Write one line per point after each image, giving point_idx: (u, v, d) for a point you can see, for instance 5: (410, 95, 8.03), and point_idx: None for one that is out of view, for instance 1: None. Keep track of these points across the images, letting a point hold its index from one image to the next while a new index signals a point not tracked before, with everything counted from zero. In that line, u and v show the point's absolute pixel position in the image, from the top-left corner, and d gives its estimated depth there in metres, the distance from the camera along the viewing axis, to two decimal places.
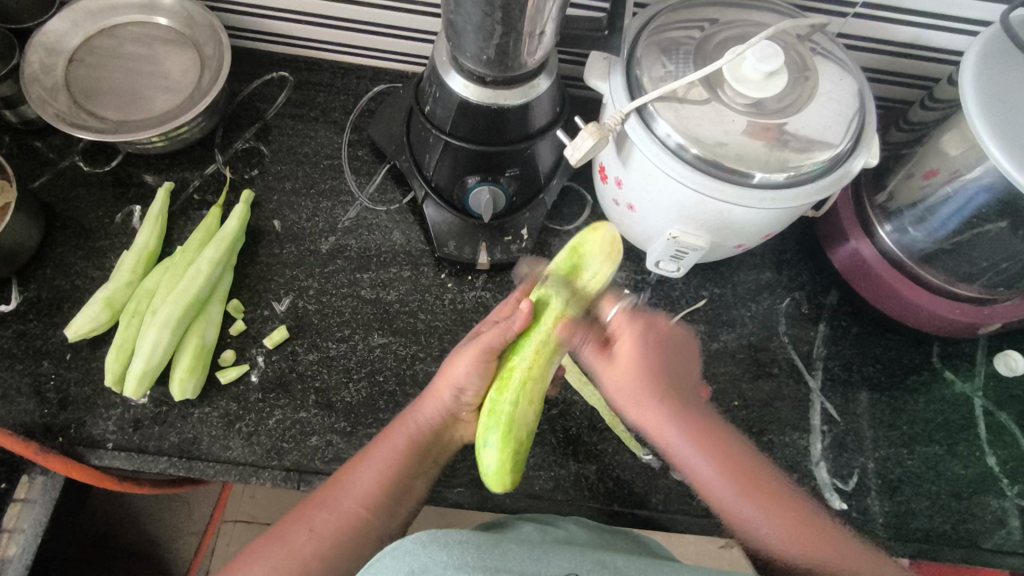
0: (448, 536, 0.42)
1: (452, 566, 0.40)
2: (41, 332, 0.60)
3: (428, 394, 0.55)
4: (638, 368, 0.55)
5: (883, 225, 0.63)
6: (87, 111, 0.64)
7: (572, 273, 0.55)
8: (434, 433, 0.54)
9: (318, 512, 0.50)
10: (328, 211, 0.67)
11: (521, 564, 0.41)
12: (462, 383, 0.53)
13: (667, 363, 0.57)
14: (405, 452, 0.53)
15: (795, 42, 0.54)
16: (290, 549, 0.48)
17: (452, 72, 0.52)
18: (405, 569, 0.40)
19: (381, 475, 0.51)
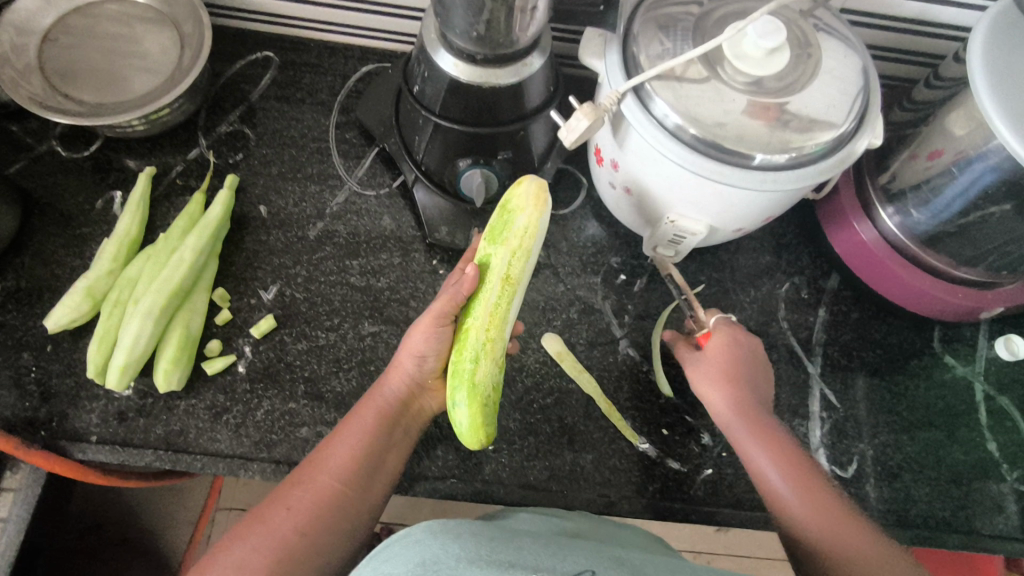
0: (458, 530, 0.41)
1: (464, 558, 0.38)
2: (20, 323, 0.58)
3: (392, 366, 0.54)
4: (730, 365, 0.55)
5: (884, 207, 0.61)
6: (63, 94, 0.62)
7: (499, 230, 0.51)
8: (402, 404, 0.53)
9: (295, 490, 0.48)
10: (316, 195, 0.66)
11: (536, 560, 0.39)
12: (420, 351, 0.52)
13: (751, 373, 0.56)
14: (376, 427, 0.51)
15: (797, 18, 0.52)
16: (269, 529, 0.46)
17: (441, 50, 0.50)
18: (415, 560, 0.38)
19: (351, 448, 0.50)
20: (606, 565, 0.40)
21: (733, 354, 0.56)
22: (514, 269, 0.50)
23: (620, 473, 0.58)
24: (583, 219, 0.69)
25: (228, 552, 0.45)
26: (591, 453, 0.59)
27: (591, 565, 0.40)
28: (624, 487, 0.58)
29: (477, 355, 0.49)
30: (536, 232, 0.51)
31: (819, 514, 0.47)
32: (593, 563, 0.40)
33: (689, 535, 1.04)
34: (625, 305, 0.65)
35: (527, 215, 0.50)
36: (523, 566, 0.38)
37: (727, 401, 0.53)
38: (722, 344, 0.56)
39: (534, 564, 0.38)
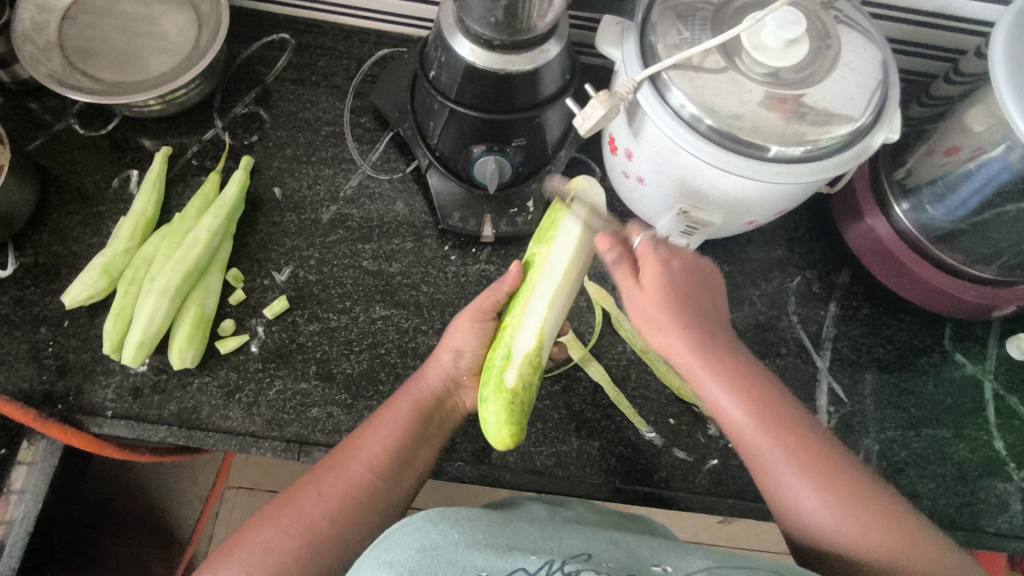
0: (457, 515, 0.41)
1: (464, 543, 0.39)
2: (38, 298, 0.59)
3: (429, 363, 0.56)
4: (670, 287, 0.50)
5: (900, 202, 0.61)
6: (81, 72, 0.62)
7: (544, 239, 0.57)
8: (437, 398, 0.55)
9: (325, 476, 0.49)
10: (330, 178, 0.66)
11: (533, 543, 0.40)
12: (458, 347, 0.56)
13: (696, 288, 0.51)
14: (409, 420, 0.53)
15: (818, 9, 0.51)
16: (299, 514, 0.47)
17: (458, 35, 0.50)
18: (415, 546, 0.39)
19: (386, 440, 0.51)
20: (603, 547, 0.41)
21: (666, 273, 0.50)
22: (551, 271, 0.55)
23: (626, 461, 0.59)
24: None
25: (253, 535, 0.46)
26: (598, 441, 0.59)
27: (587, 547, 0.41)
28: (629, 475, 0.58)
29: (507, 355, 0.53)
30: (579, 237, 0.55)
31: (773, 457, 0.46)
32: (589, 545, 0.41)
33: (692, 526, 1.05)
34: None
35: (570, 223, 0.56)
36: (522, 549, 0.39)
37: (667, 316, 0.49)
38: (652, 272, 0.50)
39: (531, 547, 0.40)
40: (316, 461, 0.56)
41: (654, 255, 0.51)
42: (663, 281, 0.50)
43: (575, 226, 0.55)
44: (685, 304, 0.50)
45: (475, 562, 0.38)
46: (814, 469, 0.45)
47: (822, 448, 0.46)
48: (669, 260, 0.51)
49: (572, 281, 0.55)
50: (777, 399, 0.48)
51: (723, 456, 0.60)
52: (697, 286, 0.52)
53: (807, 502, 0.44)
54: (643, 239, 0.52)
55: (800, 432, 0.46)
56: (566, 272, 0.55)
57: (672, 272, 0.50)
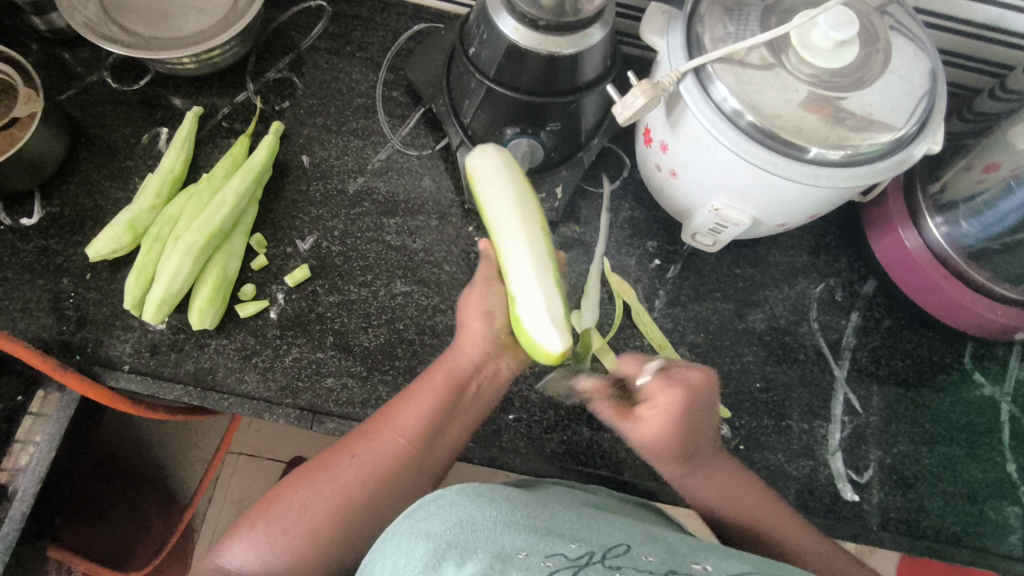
0: (494, 494, 0.42)
1: (503, 522, 0.40)
2: (62, 248, 0.59)
3: (462, 331, 0.55)
4: (675, 429, 0.49)
5: (934, 216, 0.60)
6: (117, 24, 0.61)
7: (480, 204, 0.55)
8: (476, 368, 0.53)
9: (361, 441, 0.50)
10: (358, 150, 0.65)
11: (572, 529, 0.41)
12: (488, 309, 0.54)
13: (699, 418, 0.51)
14: (445, 390, 0.52)
15: (872, 12, 0.50)
16: (336, 476, 0.48)
17: (503, 12, 0.49)
18: (453, 520, 0.40)
19: (424, 408, 0.51)
20: (641, 541, 0.42)
21: (677, 416, 0.49)
22: (504, 219, 0.53)
23: (636, 455, 0.59)
24: (622, 200, 0.68)
25: (291, 493, 0.48)
26: (609, 433, 0.59)
27: (625, 539, 0.41)
28: (638, 469, 0.58)
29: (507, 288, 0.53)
30: (495, 181, 0.54)
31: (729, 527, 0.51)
32: (628, 537, 0.42)
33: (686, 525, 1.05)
34: (656, 289, 0.65)
35: (484, 178, 0.54)
36: (561, 535, 0.40)
37: (658, 453, 0.51)
38: (658, 418, 0.50)
39: (571, 533, 0.40)
40: (328, 431, 0.56)
41: (659, 399, 0.50)
42: (671, 424, 0.49)
43: (496, 174, 0.54)
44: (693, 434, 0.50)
45: (513, 542, 0.39)
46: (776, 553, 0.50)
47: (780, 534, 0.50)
48: (683, 394, 0.50)
49: (519, 203, 0.53)
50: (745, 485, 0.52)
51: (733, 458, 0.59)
52: (703, 411, 0.51)
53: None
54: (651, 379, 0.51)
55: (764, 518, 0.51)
56: (517, 202, 0.53)
57: (681, 411, 0.49)
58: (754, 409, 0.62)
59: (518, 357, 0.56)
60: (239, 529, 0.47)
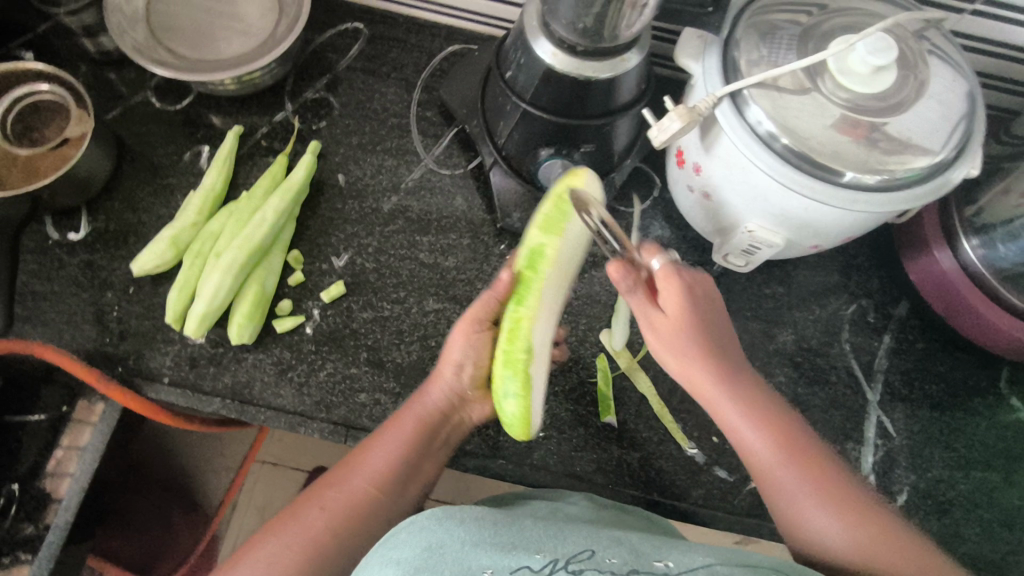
0: (461, 513, 0.43)
1: (469, 542, 0.40)
2: (107, 263, 0.61)
3: (432, 377, 0.55)
4: (692, 315, 0.49)
5: (970, 238, 0.60)
6: (163, 47, 0.63)
7: (563, 222, 0.51)
8: (443, 414, 0.54)
9: (328, 490, 0.50)
10: (393, 169, 0.67)
11: (537, 540, 0.42)
12: (459, 361, 0.53)
13: (715, 321, 0.51)
14: (413, 436, 0.52)
15: (909, 37, 0.51)
16: (304, 525, 0.48)
17: (541, 38, 0.50)
18: (422, 545, 0.41)
19: (389, 455, 0.52)
20: (606, 544, 0.42)
21: (688, 299, 0.49)
22: (564, 276, 0.52)
23: (666, 475, 0.59)
24: (651, 219, 0.68)
25: (261, 547, 0.47)
26: (639, 452, 0.59)
27: (589, 545, 0.42)
28: (669, 489, 0.58)
29: (524, 342, 0.50)
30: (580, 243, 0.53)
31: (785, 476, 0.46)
32: (593, 543, 0.42)
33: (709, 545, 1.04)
34: None
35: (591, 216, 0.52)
36: (525, 547, 0.41)
37: (689, 351, 0.49)
38: (674, 302, 0.49)
39: (534, 544, 0.41)
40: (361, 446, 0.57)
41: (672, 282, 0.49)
42: (684, 310, 0.49)
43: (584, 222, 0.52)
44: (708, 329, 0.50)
45: (480, 560, 0.39)
46: (824, 488, 0.46)
47: (826, 468, 0.47)
48: (692, 286, 0.50)
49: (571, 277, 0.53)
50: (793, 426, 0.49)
51: None
52: (719, 318, 0.51)
53: (822, 530, 0.44)
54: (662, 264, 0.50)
55: (808, 453, 0.48)
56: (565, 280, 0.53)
57: (694, 297, 0.49)
58: None
59: (488, 405, 0.56)
60: None
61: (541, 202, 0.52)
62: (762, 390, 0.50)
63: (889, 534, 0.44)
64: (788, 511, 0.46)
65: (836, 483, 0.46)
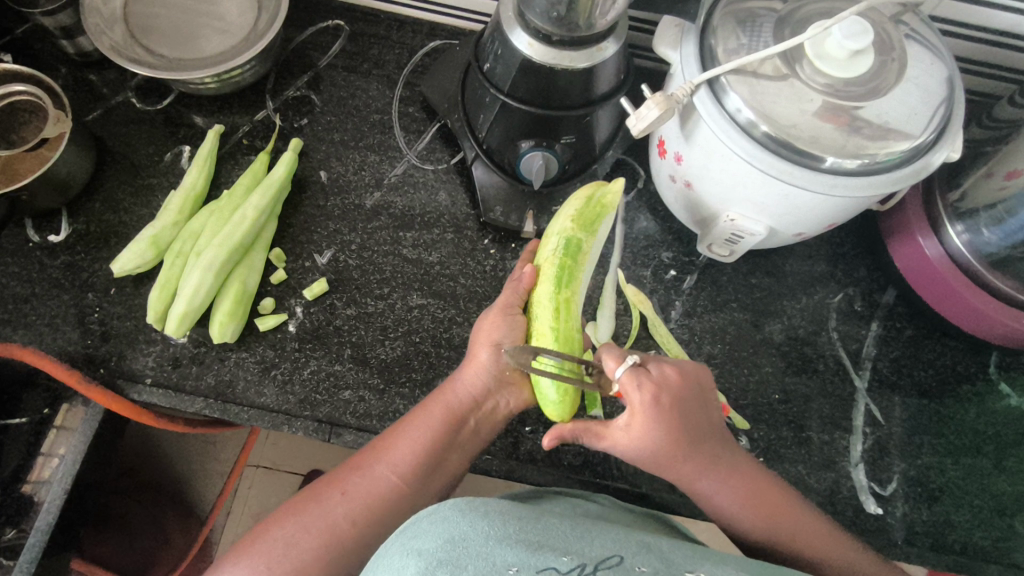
0: (487, 507, 0.42)
1: (495, 537, 0.40)
2: (88, 264, 0.60)
3: (468, 360, 0.54)
4: (662, 429, 0.48)
5: (954, 224, 0.59)
6: (142, 46, 0.63)
7: (592, 219, 0.57)
8: (475, 401, 0.53)
9: (351, 477, 0.50)
10: (375, 165, 0.66)
11: (564, 541, 0.41)
12: (498, 340, 0.53)
13: (691, 417, 0.49)
14: (443, 423, 0.52)
15: (886, 21, 0.50)
16: (323, 510, 0.48)
17: (517, 29, 0.50)
18: (445, 536, 0.40)
19: (416, 444, 0.51)
20: (634, 551, 0.42)
21: (657, 411, 0.48)
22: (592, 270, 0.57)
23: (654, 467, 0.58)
24: (636, 211, 0.68)
25: (278, 528, 0.48)
26: None
27: (618, 550, 0.42)
28: (657, 481, 0.58)
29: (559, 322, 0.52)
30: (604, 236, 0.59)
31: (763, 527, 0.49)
32: (621, 548, 0.42)
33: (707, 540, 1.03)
34: (672, 301, 0.65)
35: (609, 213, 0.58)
36: (552, 547, 0.40)
37: (661, 449, 0.48)
38: (640, 428, 0.48)
39: (562, 545, 0.41)
40: (346, 443, 0.57)
41: (637, 394, 0.48)
42: (654, 425, 0.47)
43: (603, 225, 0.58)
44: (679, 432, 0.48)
45: (505, 558, 0.39)
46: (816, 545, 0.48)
47: (784, 498, 0.50)
48: (660, 387, 0.48)
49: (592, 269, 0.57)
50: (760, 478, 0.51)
51: None
52: (692, 404, 0.49)
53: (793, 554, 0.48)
54: (624, 371, 0.49)
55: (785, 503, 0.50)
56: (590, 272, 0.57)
57: (664, 406, 0.48)
58: (774, 420, 0.61)
59: (523, 393, 0.54)
60: (226, 563, 0.47)
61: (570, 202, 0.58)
62: (727, 446, 0.51)
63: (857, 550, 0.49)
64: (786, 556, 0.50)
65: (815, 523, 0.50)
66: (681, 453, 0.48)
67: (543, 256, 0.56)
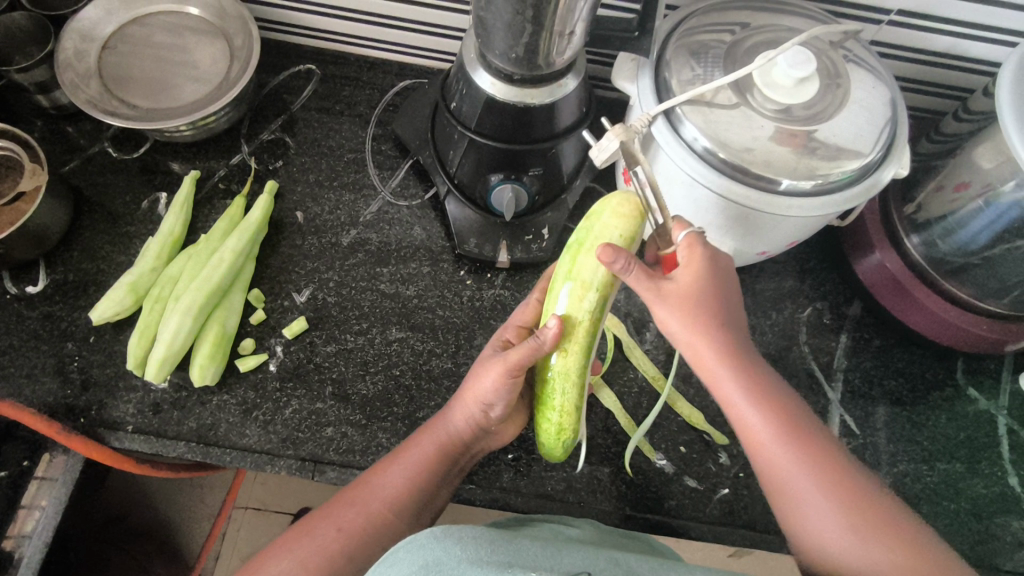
0: (461, 533, 0.42)
1: (467, 559, 0.40)
2: (66, 314, 0.61)
3: (458, 407, 0.55)
4: (704, 285, 0.49)
5: (911, 236, 0.62)
6: (117, 98, 0.64)
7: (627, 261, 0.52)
8: (466, 444, 0.55)
9: (344, 511, 0.50)
10: (350, 204, 0.68)
11: (534, 561, 0.41)
12: (490, 402, 0.53)
13: (726, 301, 0.50)
14: (435, 460, 0.53)
15: (828, 48, 0.53)
16: (315, 545, 0.48)
17: (480, 69, 0.52)
18: (419, 562, 0.40)
19: (409, 479, 0.52)
20: (603, 567, 0.42)
21: (703, 269, 0.49)
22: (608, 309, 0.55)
23: (637, 489, 0.59)
24: None
25: (270, 565, 0.48)
26: (609, 467, 0.60)
27: (587, 566, 0.42)
28: (640, 502, 0.59)
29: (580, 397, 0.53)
30: None
31: (781, 452, 0.46)
32: (590, 565, 0.42)
33: None
34: (646, 323, 0.66)
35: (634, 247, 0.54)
36: (522, 566, 0.40)
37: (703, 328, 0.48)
38: (690, 271, 0.49)
39: (532, 564, 0.41)
40: (329, 480, 0.57)
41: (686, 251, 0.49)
42: (702, 274, 0.49)
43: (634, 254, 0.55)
44: (717, 318, 0.49)
45: None
46: (828, 481, 0.45)
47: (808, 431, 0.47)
48: (712, 262, 0.49)
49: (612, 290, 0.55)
50: (806, 422, 0.47)
51: (734, 486, 0.60)
52: (727, 298, 0.50)
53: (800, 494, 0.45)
54: (687, 235, 0.50)
55: (818, 445, 0.46)
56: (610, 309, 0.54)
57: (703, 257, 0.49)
58: None
59: (507, 434, 0.58)
60: None
61: (609, 237, 0.52)
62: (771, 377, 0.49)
63: (864, 504, 0.44)
64: (778, 493, 0.46)
65: (838, 474, 0.45)
66: (718, 344, 0.48)
67: (573, 312, 0.51)
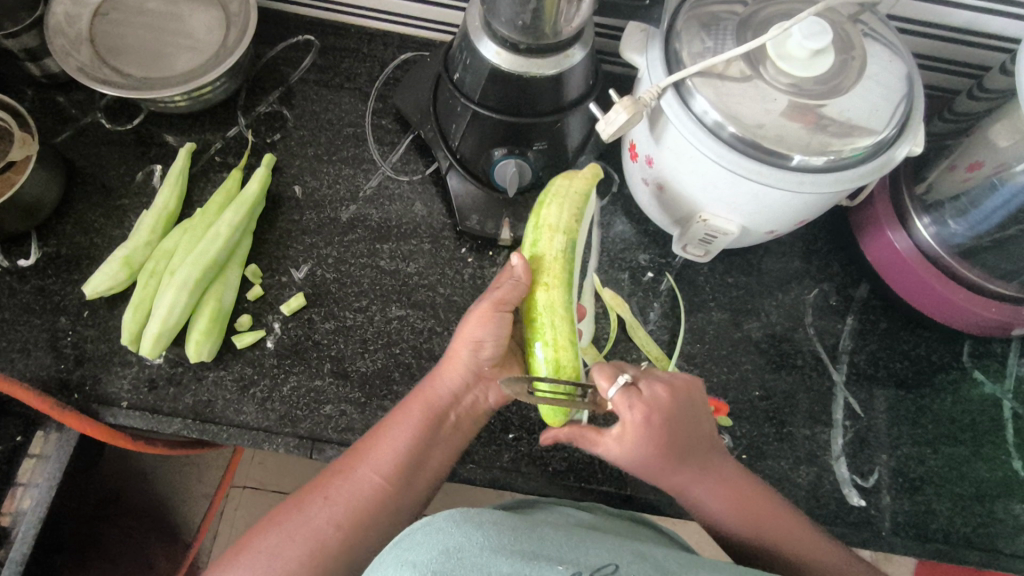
0: (481, 518, 0.42)
1: (490, 547, 0.39)
2: (60, 288, 0.60)
3: (449, 358, 0.54)
4: (649, 434, 0.48)
5: (921, 216, 0.61)
6: (110, 66, 0.62)
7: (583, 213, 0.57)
8: (453, 399, 0.53)
9: (336, 481, 0.50)
10: (349, 178, 0.66)
11: (558, 551, 0.41)
12: (480, 339, 0.52)
13: (678, 421, 0.49)
14: (423, 423, 0.52)
15: (844, 21, 0.52)
16: (305, 520, 0.47)
17: (485, 38, 0.50)
18: (440, 547, 0.39)
19: (399, 446, 0.51)
20: (629, 561, 0.42)
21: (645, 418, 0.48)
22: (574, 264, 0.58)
23: None
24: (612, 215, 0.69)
25: (260, 540, 0.47)
26: None
27: (612, 558, 0.42)
28: (641, 483, 0.58)
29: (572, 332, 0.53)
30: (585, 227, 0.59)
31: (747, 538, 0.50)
32: (615, 557, 0.42)
33: (699, 541, 1.02)
34: (650, 303, 0.65)
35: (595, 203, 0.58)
36: (547, 557, 0.40)
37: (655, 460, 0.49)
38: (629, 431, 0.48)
39: (557, 554, 0.40)
40: (327, 458, 0.56)
41: (627, 411, 0.48)
42: (642, 423, 0.48)
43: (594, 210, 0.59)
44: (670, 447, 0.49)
45: (500, 568, 0.38)
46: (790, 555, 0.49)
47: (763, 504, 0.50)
48: (651, 405, 0.49)
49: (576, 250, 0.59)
50: (761, 496, 0.50)
51: None
52: (680, 413, 0.50)
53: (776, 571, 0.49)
54: (616, 391, 0.49)
55: (769, 507, 0.50)
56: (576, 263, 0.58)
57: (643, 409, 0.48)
58: (755, 417, 0.61)
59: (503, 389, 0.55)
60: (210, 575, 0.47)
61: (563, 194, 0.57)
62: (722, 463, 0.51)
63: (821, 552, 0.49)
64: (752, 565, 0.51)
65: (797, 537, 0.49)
66: (666, 463, 0.49)
67: (541, 252, 0.55)
